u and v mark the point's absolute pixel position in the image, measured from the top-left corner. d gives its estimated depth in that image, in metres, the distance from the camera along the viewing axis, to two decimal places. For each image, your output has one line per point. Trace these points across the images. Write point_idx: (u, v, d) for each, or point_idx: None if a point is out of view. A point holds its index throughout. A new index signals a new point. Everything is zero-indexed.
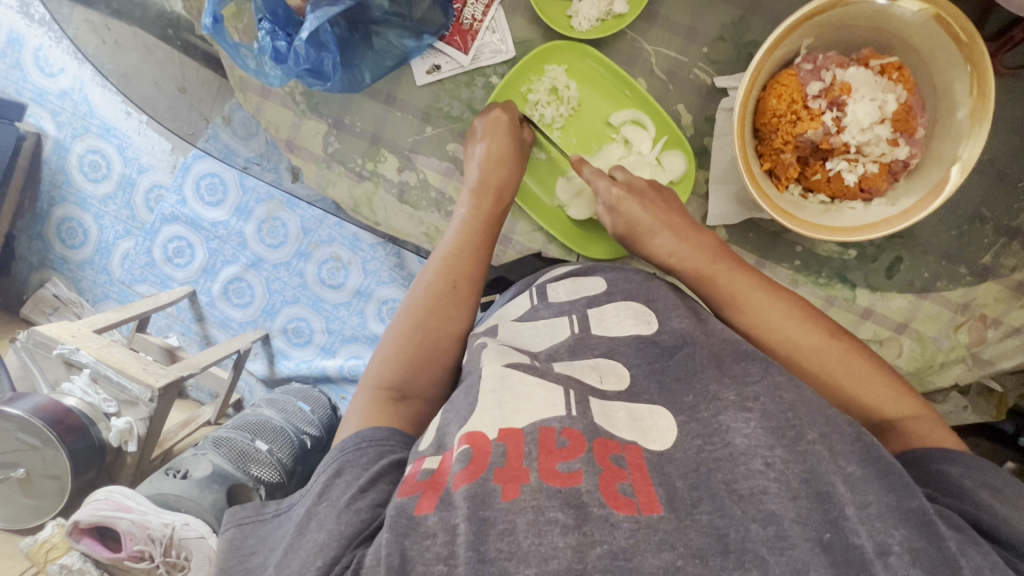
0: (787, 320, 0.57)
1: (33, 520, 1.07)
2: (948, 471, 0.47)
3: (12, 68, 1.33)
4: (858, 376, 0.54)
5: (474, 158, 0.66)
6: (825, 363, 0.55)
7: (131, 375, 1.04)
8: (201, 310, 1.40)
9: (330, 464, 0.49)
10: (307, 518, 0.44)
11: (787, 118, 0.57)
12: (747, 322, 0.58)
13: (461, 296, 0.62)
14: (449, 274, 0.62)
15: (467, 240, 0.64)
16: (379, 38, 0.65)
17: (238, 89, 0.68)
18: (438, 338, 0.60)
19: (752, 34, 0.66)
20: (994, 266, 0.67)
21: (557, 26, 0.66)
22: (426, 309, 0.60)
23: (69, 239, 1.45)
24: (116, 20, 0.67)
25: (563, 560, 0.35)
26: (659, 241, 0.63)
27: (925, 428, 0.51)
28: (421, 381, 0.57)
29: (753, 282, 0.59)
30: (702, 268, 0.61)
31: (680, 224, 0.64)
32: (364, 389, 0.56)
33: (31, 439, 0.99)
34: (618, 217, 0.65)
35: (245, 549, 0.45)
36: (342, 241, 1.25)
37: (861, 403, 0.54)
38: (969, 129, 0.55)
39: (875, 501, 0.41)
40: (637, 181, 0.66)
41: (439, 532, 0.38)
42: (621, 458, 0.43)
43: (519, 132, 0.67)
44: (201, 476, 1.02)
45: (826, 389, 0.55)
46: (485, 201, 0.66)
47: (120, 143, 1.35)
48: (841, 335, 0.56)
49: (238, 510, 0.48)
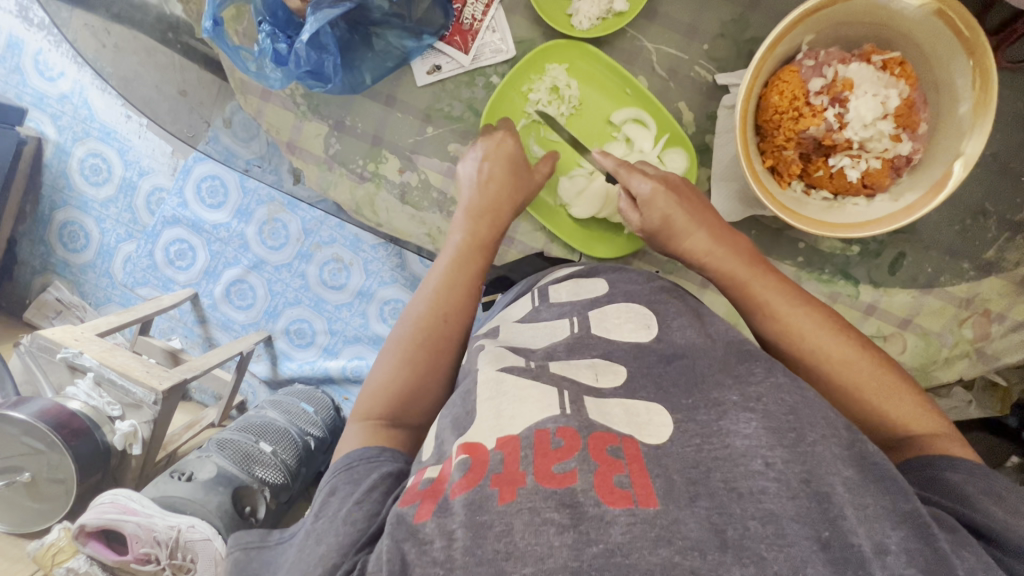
0: (819, 329, 0.56)
1: (39, 524, 1.07)
2: (951, 477, 0.48)
3: (13, 72, 1.34)
4: (885, 392, 0.54)
5: (471, 179, 0.66)
6: (857, 377, 0.54)
7: (134, 378, 1.04)
8: (204, 313, 1.40)
9: (326, 483, 0.49)
10: (306, 536, 0.45)
11: (788, 115, 0.57)
12: (778, 328, 0.58)
13: (451, 328, 0.61)
14: (438, 308, 0.61)
15: (460, 270, 0.63)
16: (378, 39, 0.65)
17: (239, 92, 0.68)
18: (431, 370, 0.58)
19: (752, 31, 0.65)
20: (998, 261, 0.67)
21: (558, 25, 0.66)
22: (415, 342, 0.59)
23: (70, 244, 1.45)
24: (117, 24, 0.67)
25: (560, 558, 0.35)
26: (692, 240, 0.62)
27: (949, 446, 0.51)
28: (414, 409, 0.57)
29: (785, 286, 0.59)
30: (736, 271, 0.60)
31: (715, 224, 0.63)
32: (354, 422, 0.55)
33: (35, 443, 0.99)
34: (651, 211, 0.63)
35: (249, 572, 0.45)
36: (343, 242, 1.25)
37: (885, 418, 0.54)
38: (971, 124, 0.55)
39: (873, 504, 0.41)
40: (671, 176, 0.65)
41: (437, 538, 0.38)
42: (618, 450, 0.42)
43: (519, 156, 0.66)
44: (206, 478, 1.02)
45: (853, 403, 0.55)
46: (482, 225, 0.65)
47: (120, 146, 1.35)
48: (872, 349, 0.56)
49: (242, 535, 0.49)
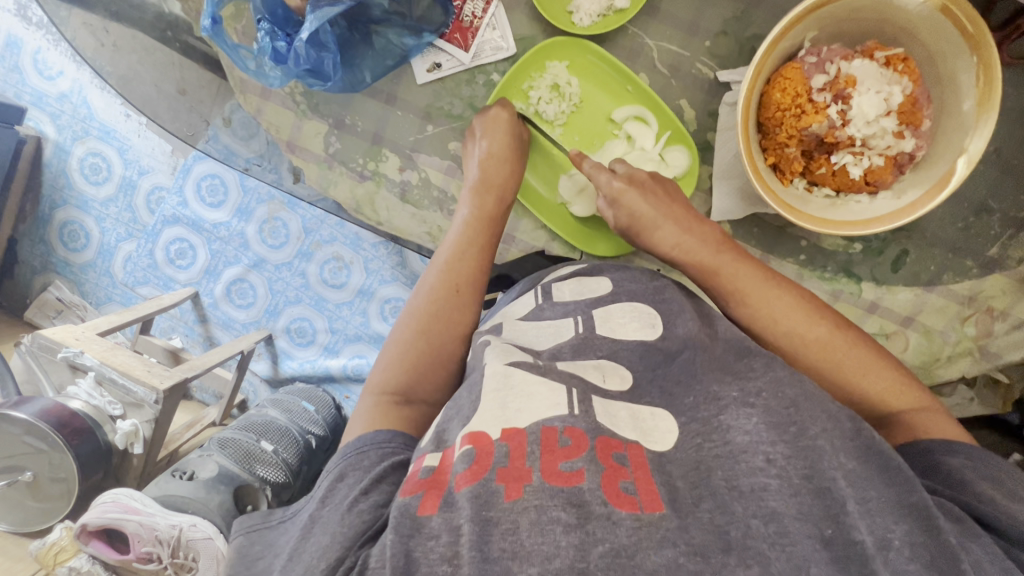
0: (795, 315, 0.56)
1: (42, 524, 1.07)
2: (949, 462, 0.48)
3: (11, 72, 1.33)
4: (863, 369, 0.54)
5: (475, 157, 0.66)
6: (833, 357, 0.55)
7: (135, 378, 1.04)
8: (204, 312, 1.40)
9: (334, 466, 0.49)
10: (311, 522, 0.44)
11: (791, 112, 0.57)
12: (752, 316, 0.58)
13: (463, 302, 0.61)
14: (450, 278, 0.62)
15: (469, 243, 0.64)
16: (378, 37, 0.64)
17: (238, 90, 0.67)
18: (442, 344, 0.59)
19: (755, 28, 0.65)
20: (1001, 258, 0.67)
21: (558, 21, 0.66)
22: (429, 314, 0.59)
23: (70, 243, 1.45)
24: (115, 23, 0.66)
25: (566, 559, 0.35)
26: (661, 235, 0.62)
27: (932, 421, 0.52)
28: (426, 385, 0.56)
29: (759, 273, 0.58)
30: (707, 262, 0.60)
31: (684, 217, 0.62)
32: (368, 395, 0.55)
33: (37, 443, 0.99)
34: (620, 209, 0.64)
35: (250, 556, 0.45)
36: (343, 241, 1.25)
37: (863, 393, 0.54)
38: (975, 121, 0.54)
39: (876, 497, 0.41)
40: (637, 172, 0.65)
41: (443, 533, 0.38)
42: (622, 457, 0.42)
43: (519, 130, 0.67)
44: (207, 477, 1.02)
45: (832, 381, 0.55)
46: (487, 201, 0.66)
47: (120, 145, 1.35)
48: (847, 328, 0.56)
49: (247, 518, 0.49)
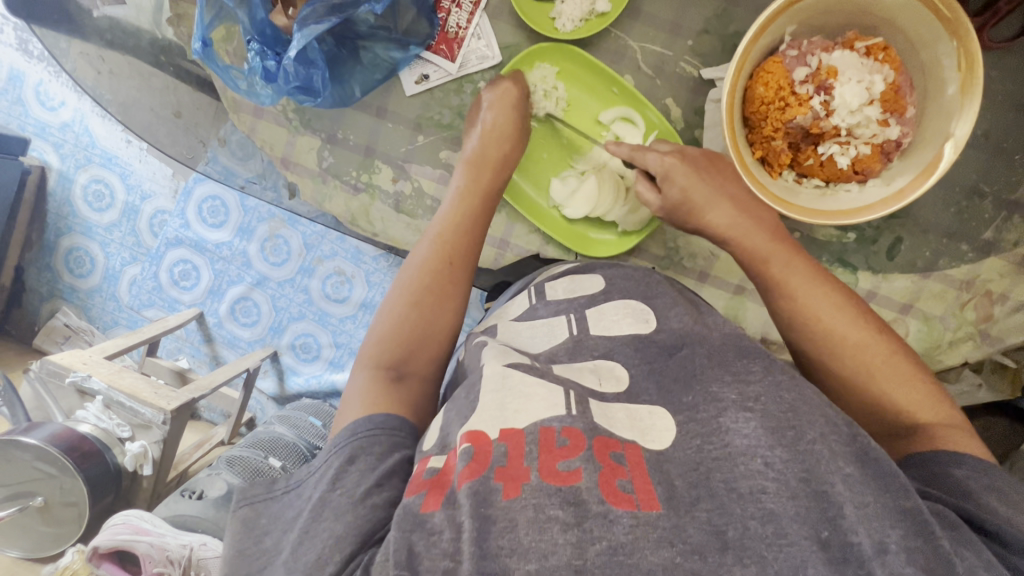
0: (837, 313, 0.55)
1: (54, 549, 1.08)
2: (954, 473, 0.46)
3: (14, 104, 1.36)
4: (898, 377, 0.52)
5: (477, 127, 0.66)
6: (869, 358, 0.53)
7: (142, 400, 1.06)
8: (209, 331, 1.41)
9: (342, 449, 0.48)
10: (321, 505, 0.44)
11: (775, 106, 0.58)
12: (792, 310, 0.56)
13: (455, 276, 0.61)
14: (445, 252, 0.61)
15: (465, 216, 0.64)
16: (366, 51, 0.66)
17: (232, 111, 0.69)
18: (433, 318, 0.59)
19: (736, 25, 0.66)
20: (996, 241, 0.67)
21: (543, 29, 0.66)
22: (422, 285, 0.59)
23: (77, 269, 1.47)
24: (111, 50, 0.68)
25: (563, 556, 0.35)
26: (715, 215, 0.60)
27: (962, 440, 0.49)
28: (418, 359, 0.57)
29: (807, 268, 0.56)
30: (757, 248, 0.58)
31: (741, 199, 0.60)
32: (361, 367, 0.56)
33: (48, 468, 1.00)
34: (671, 185, 0.61)
35: (258, 530, 0.45)
36: (345, 255, 1.26)
37: (894, 402, 0.52)
38: (959, 105, 0.55)
39: (874, 503, 0.40)
40: (691, 149, 0.63)
41: (445, 529, 0.38)
42: (620, 455, 0.42)
43: (525, 106, 0.67)
44: (216, 496, 1.03)
45: (865, 383, 0.53)
46: (484, 173, 0.65)
47: (121, 171, 1.37)
48: (889, 337, 0.54)
49: (248, 490, 0.49)
